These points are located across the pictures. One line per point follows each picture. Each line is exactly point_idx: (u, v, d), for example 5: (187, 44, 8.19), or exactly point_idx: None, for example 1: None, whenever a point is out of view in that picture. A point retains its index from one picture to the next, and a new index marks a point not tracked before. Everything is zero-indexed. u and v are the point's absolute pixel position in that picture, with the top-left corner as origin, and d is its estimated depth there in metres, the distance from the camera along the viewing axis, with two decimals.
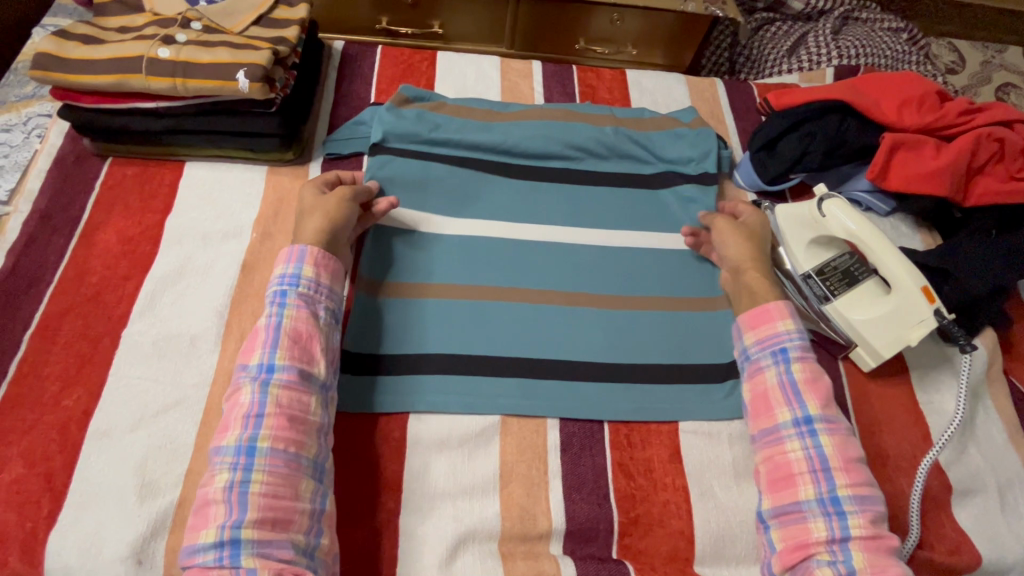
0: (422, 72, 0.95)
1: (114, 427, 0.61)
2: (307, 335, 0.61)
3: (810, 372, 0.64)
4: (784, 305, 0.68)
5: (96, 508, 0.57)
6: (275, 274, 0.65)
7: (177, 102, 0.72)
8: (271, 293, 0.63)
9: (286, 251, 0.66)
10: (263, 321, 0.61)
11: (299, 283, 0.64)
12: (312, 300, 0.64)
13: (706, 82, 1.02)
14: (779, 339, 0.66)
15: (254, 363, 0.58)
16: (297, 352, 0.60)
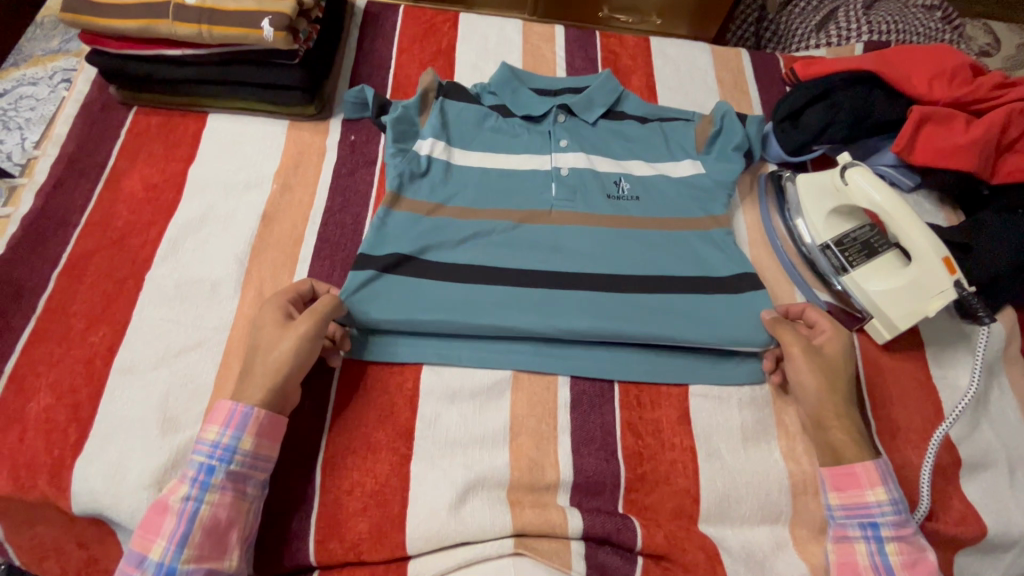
0: (444, 33, 0.94)
1: (138, 364, 0.63)
2: (226, 522, 0.53)
3: (907, 554, 0.57)
4: (877, 468, 0.60)
5: (120, 439, 0.59)
6: (201, 435, 0.55)
7: (202, 51, 0.73)
8: (193, 465, 0.54)
9: (219, 407, 0.56)
10: (176, 502, 0.52)
11: (231, 458, 0.54)
12: (241, 477, 0.55)
13: (731, 52, 1.00)
14: (872, 511, 0.58)
15: (154, 558, 0.51)
16: (206, 547, 0.52)
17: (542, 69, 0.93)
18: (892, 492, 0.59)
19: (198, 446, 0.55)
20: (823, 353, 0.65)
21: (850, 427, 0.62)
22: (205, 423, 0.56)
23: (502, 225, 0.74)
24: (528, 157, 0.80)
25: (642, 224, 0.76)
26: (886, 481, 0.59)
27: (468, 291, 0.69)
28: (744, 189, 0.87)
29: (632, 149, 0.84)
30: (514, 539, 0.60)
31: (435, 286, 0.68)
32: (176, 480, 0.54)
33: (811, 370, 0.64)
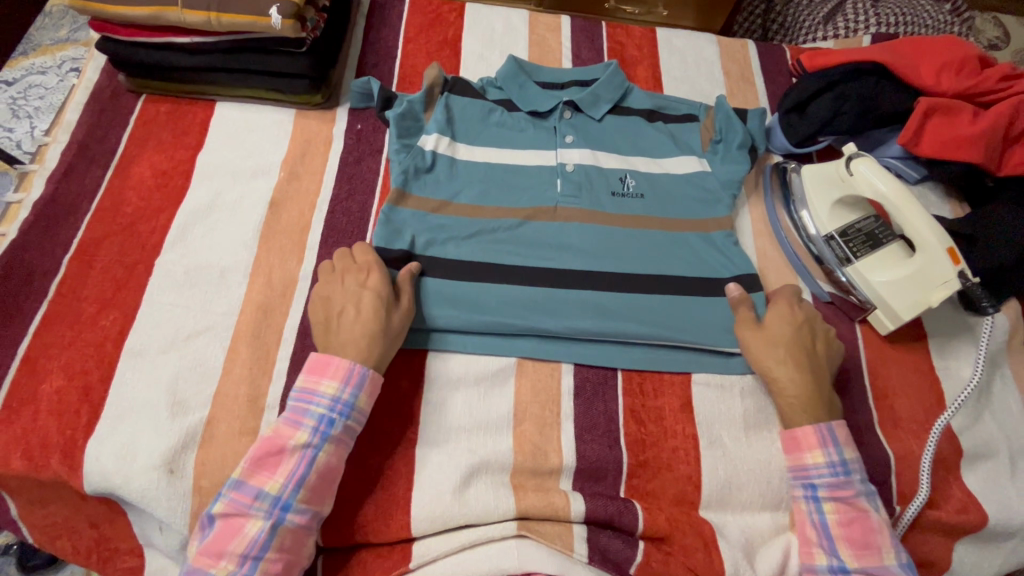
0: (450, 23, 0.94)
1: (147, 347, 0.64)
2: (335, 473, 0.57)
3: (846, 514, 0.60)
4: (818, 432, 0.62)
5: (131, 421, 0.60)
6: (315, 387, 0.58)
7: (210, 38, 0.73)
8: (311, 413, 0.57)
9: (334, 362, 0.59)
10: (295, 444, 0.55)
11: (348, 414, 0.58)
12: (352, 433, 0.58)
13: (737, 43, 1.00)
14: (808, 471, 0.62)
15: (268, 491, 0.54)
16: (318, 492, 0.56)
17: (548, 59, 0.94)
18: (832, 453, 0.62)
19: (316, 394, 0.58)
20: (773, 326, 0.67)
21: (804, 393, 0.64)
22: (318, 375, 0.59)
23: (506, 222, 0.74)
24: (532, 155, 0.80)
25: (648, 222, 0.76)
26: (828, 443, 0.62)
27: (472, 287, 0.69)
28: (749, 186, 0.86)
29: (638, 146, 0.83)
30: (517, 523, 0.60)
31: (439, 283, 0.69)
32: (288, 423, 0.57)
33: (761, 343, 0.66)
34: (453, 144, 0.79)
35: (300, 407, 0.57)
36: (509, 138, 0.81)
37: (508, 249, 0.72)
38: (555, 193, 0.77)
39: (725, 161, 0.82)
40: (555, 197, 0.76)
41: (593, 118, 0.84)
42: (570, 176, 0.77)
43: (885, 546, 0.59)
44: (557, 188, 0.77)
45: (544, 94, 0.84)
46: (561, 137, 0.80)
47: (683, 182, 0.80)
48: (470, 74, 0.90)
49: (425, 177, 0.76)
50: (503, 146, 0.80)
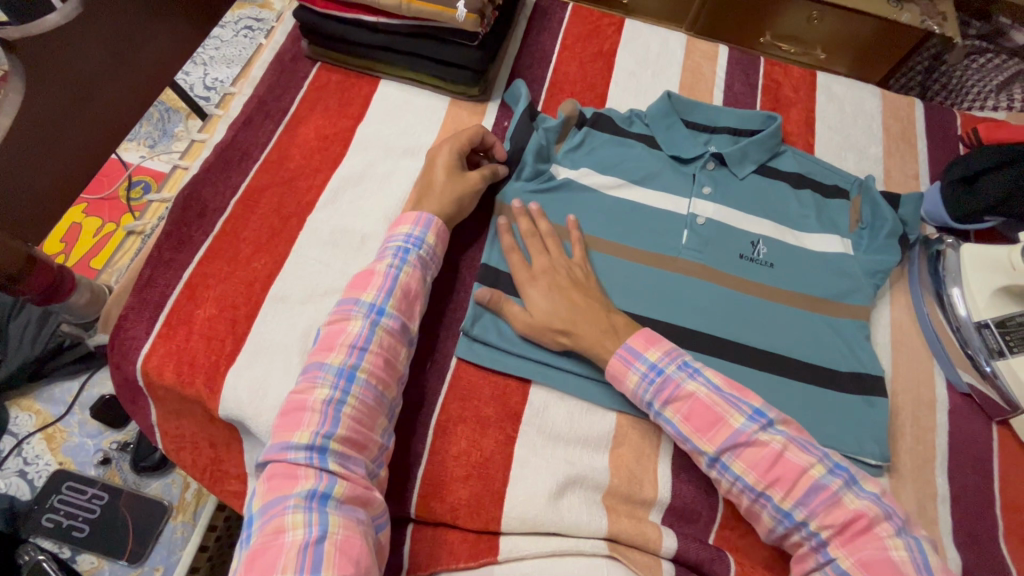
0: (607, 37, 0.96)
1: (289, 296, 0.69)
2: (415, 292, 0.65)
3: (684, 410, 0.59)
4: (620, 354, 0.62)
5: (266, 360, 0.65)
6: (394, 232, 0.68)
7: (394, 20, 0.77)
8: (391, 249, 0.66)
9: (362, 274, 0.64)
10: (382, 269, 0.64)
11: (420, 247, 0.67)
12: (426, 265, 0.67)
13: (903, 100, 0.94)
14: (639, 398, 0.62)
15: (365, 300, 0.61)
16: (403, 308, 0.63)
17: (699, 88, 0.92)
18: (643, 362, 0.61)
19: (392, 238, 0.67)
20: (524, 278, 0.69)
21: (580, 321, 0.64)
22: (394, 227, 0.68)
23: (624, 264, 0.76)
24: (666, 198, 0.81)
25: (773, 295, 0.75)
26: (633, 358, 0.62)
27: None
28: (893, 276, 0.80)
29: (774, 210, 0.81)
30: (607, 543, 0.59)
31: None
32: (308, 381, 0.57)
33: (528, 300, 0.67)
34: (584, 175, 0.81)
35: (315, 368, 0.57)
36: (645, 178, 0.82)
37: (623, 295, 0.74)
38: (680, 244, 0.78)
39: (870, 245, 0.79)
40: (679, 247, 0.78)
41: (736, 175, 0.83)
42: (698, 229, 0.79)
43: (728, 410, 0.58)
44: (682, 239, 0.78)
45: (690, 141, 0.84)
46: (699, 186, 0.81)
47: (819, 259, 0.78)
48: (620, 91, 0.91)
49: (547, 202, 0.79)
50: (635, 184, 0.82)
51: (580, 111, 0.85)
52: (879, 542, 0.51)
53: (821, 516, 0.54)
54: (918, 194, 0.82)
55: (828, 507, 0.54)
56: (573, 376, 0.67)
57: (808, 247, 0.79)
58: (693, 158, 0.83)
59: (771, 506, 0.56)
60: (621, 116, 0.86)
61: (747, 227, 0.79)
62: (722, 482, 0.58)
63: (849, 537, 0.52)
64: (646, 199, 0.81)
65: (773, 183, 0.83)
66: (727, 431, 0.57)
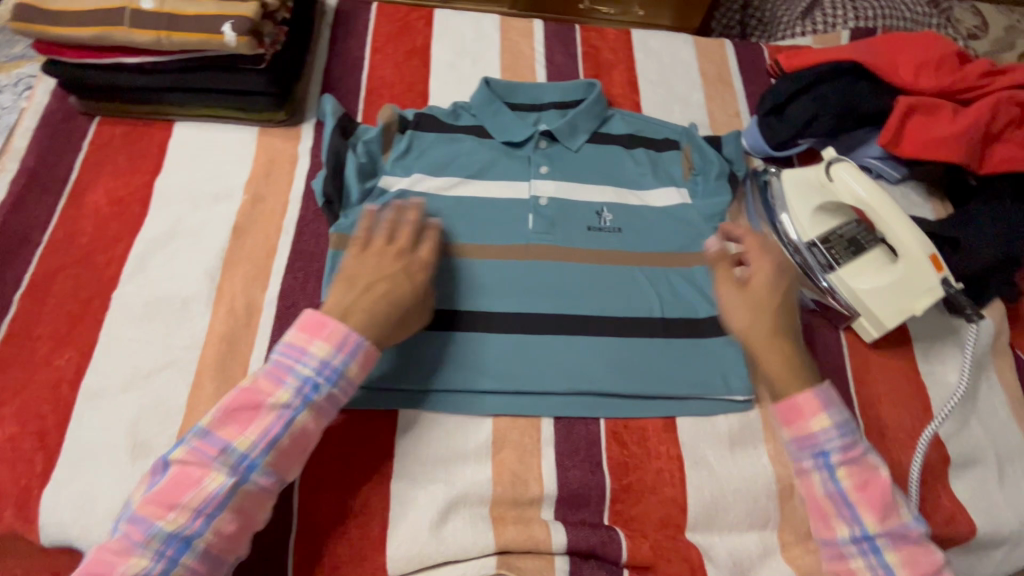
0: (419, 31, 0.92)
1: (106, 388, 0.61)
2: (303, 443, 0.52)
3: (859, 477, 0.56)
4: (818, 396, 0.58)
5: (89, 467, 0.58)
6: (304, 349, 0.53)
7: (161, 57, 0.70)
8: (295, 375, 0.52)
9: (247, 393, 0.51)
10: (273, 403, 0.50)
11: (335, 381, 0.53)
12: (336, 403, 0.53)
13: (714, 43, 0.98)
14: (816, 444, 0.57)
15: (236, 449, 0.49)
16: (282, 465, 0.51)
17: (521, 66, 0.91)
18: (831, 418, 0.57)
19: (302, 359, 0.52)
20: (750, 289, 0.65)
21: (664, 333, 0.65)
22: (304, 338, 0.53)
23: (474, 263, 0.72)
24: (504, 186, 0.79)
25: (624, 260, 0.75)
26: (825, 407, 0.57)
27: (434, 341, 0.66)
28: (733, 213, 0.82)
29: (613, 175, 0.82)
30: (496, 558, 0.58)
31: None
32: (126, 541, 0.46)
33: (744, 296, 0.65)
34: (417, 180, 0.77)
35: (140, 524, 0.46)
36: (482, 171, 0.79)
37: (479, 295, 0.69)
38: (527, 230, 0.75)
39: (706, 189, 0.81)
40: (526, 233, 0.75)
41: (570, 148, 0.82)
42: (541, 211, 0.76)
43: (899, 501, 0.56)
44: (528, 225, 0.75)
45: (518, 123, 0.82)
46: (535, 167, 0.80)
47: (663, 214, 0.79)
48: (441, 85, 0.87)
49: None
50: (471, 178, 0.79)
51: (401, 116, 0.81)
52: (905, 527, 0.55)
53: (861, 482, 0.56)
54: (736, 132, 0.86)
55: (874, 484, 0.56)
56: (439, 394, 0.65)
57: (650, 205, 0.80)
58: (526, 139, 0.82)
59: (816, 445, 0.57)
60: (443, 112, 0.83)
61: (590, 198, 0.79)
62: (862, 565, 0.55)
63: None
64: (485, 191, 0.78)
65: (606, 149, 0.83)
66: (808, 396, 0.58)
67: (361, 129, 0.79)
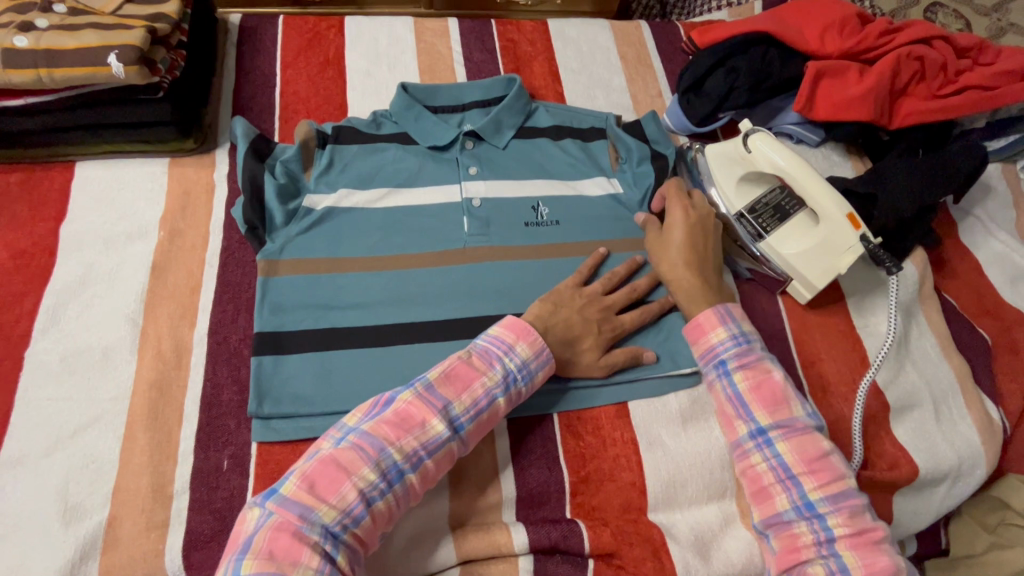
0: (330, 41, 0.89)
1: (28, 453, 0.58)
2: (438, 470, 0.55)
3: (756, 380, 0.61)
4: (715, 313, 0.64)
5: (17, 540, 0.54)
6: (511, 346, 0.59)
7: (47, 96, 0.66)
8: (482, 384, 0.57)
9: (415, 407, 0.53)
10: (449, 412, 0.55)
11: (508, 393, 0.58)
12: (488, 423, 0.58)
13: (631, 26, 0.99)
14: (717, 352, 0.63)
15: (391, 454, 0.51)
16: (400, 499, 0.52)
17: (439, 68, 0.89)
18: (731, 327, 0.63)
19: (436, 389, 0.55)
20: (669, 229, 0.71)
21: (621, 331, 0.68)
22: (512, 338, 0.60)
23: (411, 273, 0.71)
24: (434, 191, 0.77)
25: (564, 252, 0.75)
26: (726, 318, 0.64)
27: (378, 358, 0.65)
28: None
29: (544, 169, 0.81)
30: (458, 569, 0.58)
31: (344, 357, 0.65)
32: (284, 530, 0.47)
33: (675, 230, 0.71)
34: (343, 196, 0.75)
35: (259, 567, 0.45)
36: (411, 178, 0.78)
37: (420, 306, 0.69)
38: (462, 233, 0.74)
39: (636, 174, 0.81)
40: (461, 237, 0.74)
41: (497, 146, 0.81)
42: (475, 213, 0.75)
43: (795, 402, 0.60)
44: (464, 228, 0.74)
45: (441, 125, 0.81)
46: (464, 168, 0.78)
47: (598, 202, 0.79)
48: (358, 94, 0.85)
49: (310, 238, 0.71)
50: (401, 187, 0.77)
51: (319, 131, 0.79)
52: (795, 420, 0.59)
53: (755, 383, 0.60)
54: (652, 111, 0.86)
55: (767, 384, 0.60)
56: None
57: (585, 194, 0.80)
58: (452, 142, 0.80)
59: (715, 355, 0.63)
60: (360, 122, 0.80)
61: (523, 194, 0.78)
62: (783, 499, 0.57)
63: (863, 543, 0.53)
64: (415, 199, 0.76)
65: (535, 143, 0.83)
66: (706, 314, 0.64)
67: (278, 150, 0.76)
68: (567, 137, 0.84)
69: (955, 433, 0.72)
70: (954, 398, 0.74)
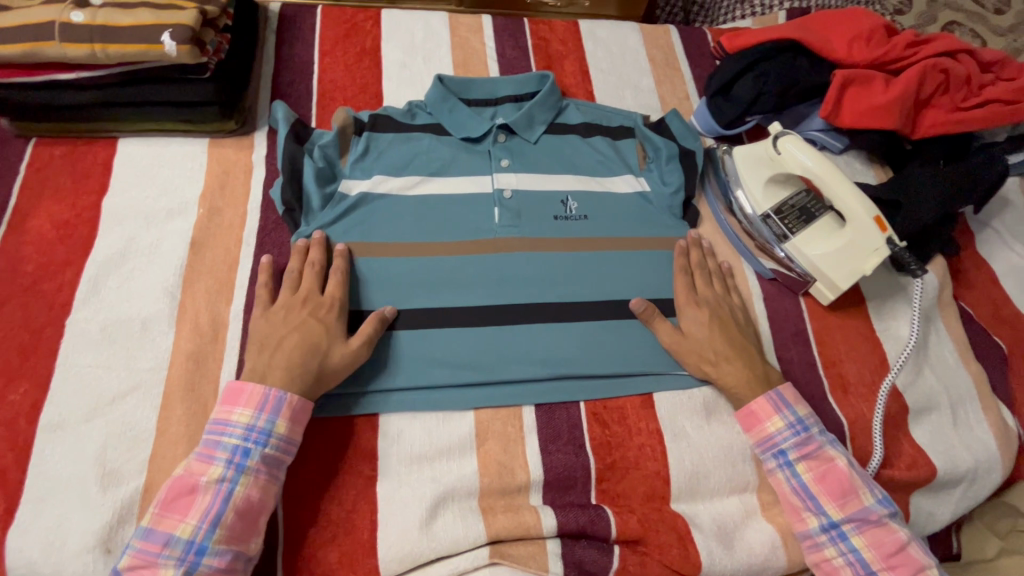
0: (367, 32, 0.91)
1: (68, 418, 0.59)
2: (260, 501, 0.54)
3: (819, 470, 0.61)
4: (768, 399, 0.64)
5: (56, 502, 0.55)
6: (228, 419, 0.56)
7: (99, 71, 0.67)
8: (223, 447, 0.54)
9: (184, 475, 0.54)
10: (208, 482, 0.53)
11: (265, 442, 0.55)
12: (272, 464, 0.56)
13: (660, 30, 1.01)
14: (777, 442, 0.63)
15: (196, 514, 0.52)
16: (238, 529, 0.53)
17: (473, 62, 0.91)
18: (790, 413, 0.63)
19: (227, 431, 0.55)
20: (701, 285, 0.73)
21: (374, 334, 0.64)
22: (224, 409, 0.56)
23: (443, 259, 0.72)
24: (467, 181, 0.78)
25: (592, 245, 0.76)
26: (782, 405, 0.64)
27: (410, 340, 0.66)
28: None
29: (574, 163, 0.82)
30: (488, 549, 0.59)
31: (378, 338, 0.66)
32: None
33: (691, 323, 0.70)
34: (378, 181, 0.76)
35: None
36: (444, 167, 0.79)
37: (452, 291, 0.70)
38: (494, 223, 0.75)
39: (663, 174, 0.82)
40: (493, 227, 0.75)
41: (529, 140, 0.82)
42: (506, 204, 0.76)
43: (861, 488, 0.61)
44: (495, 219, 0.76)
45: (475, 117, 0.82)
46: (496, 160, 0.79)
47: (626, 199, 0.80)
48: (394, 85, 0.87)
49: (346, 222, 0.73)
50: (435, 175, 0.78)
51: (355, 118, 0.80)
52: (868, 511, 0.60)
53: (821, 474, 0.61)
54: (678, 111, 0.87)
55: (833, 474, 0.61)
56: (418, 394, 0.65)
57: (614, 190, 0.81)
58: (485, 134, 0.82)
59: (775, 445, 0.63)
60: (397, 111, 0.82)
61: (554, 187, 0.79)
62: None
63: None
64: (449, 187, 0.78)
65: (565, 139, 0.84)
66: (760, 402, 0.64)
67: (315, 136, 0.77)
68: (597, 134, 0.85)
69: (972, 437, 0.73)
70: (972, 403, 0.75)
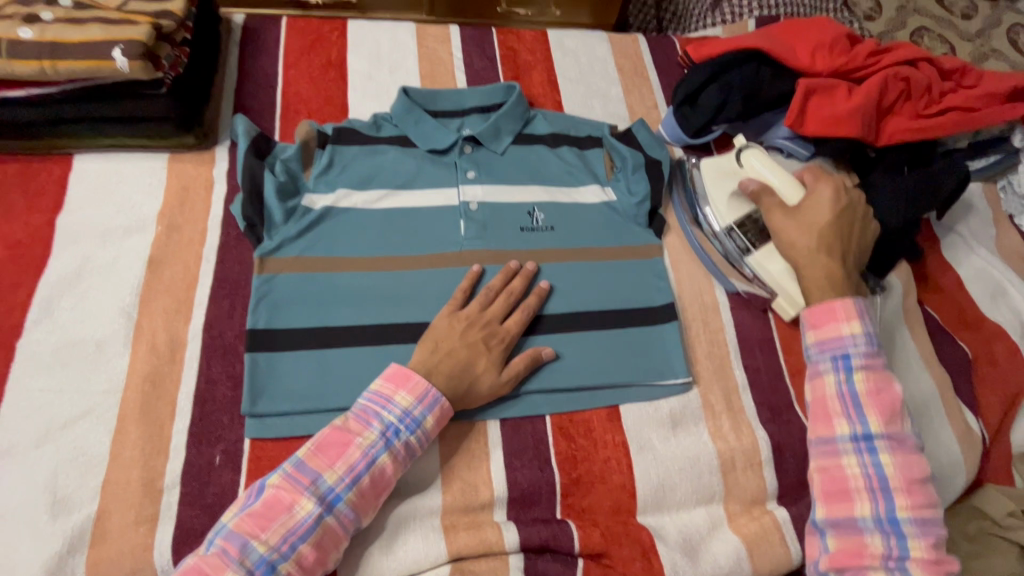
0: (332, 43, 0.90)
1: (18, 444, 0.57)
2: (386, 481, 0.56)
3: (872, 387, 0.62)
4: (855, 306, 0.65)
5: (3, 531, 0.54)
6: (390, 398, 0.57)
7: (50, 88, 0.66)
8: (381, 419, 0.56)
9: (336, 435, 0.55)
10: (362, 443, 0.55)
11: (414, 431, 0.57)
12: (411, 452, 0.58)
13: (628, 39, 1.01)
14: (847, 347, 0.63)
15: (325, 481, 0.53)
16: (367, 496, 0.55)
17: (440, 74, 0.91)
18: (869, 329, 0.64)
19: (387, 408, 0.57)
20: (800, 212, 0.72)
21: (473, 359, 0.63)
22: (390, 389, 0.58)
23: (407, 274, 0.72)
24: (432, 193, 0.78)
25: (558, 257, 0.76)
26: (865, 318, 0.64)
27: (373, 356, 0.66)
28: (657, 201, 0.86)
29: (541, 174, 0.82)
30: (450, 567, 0.58)
31: (340, 355, 0.65)
32: (220, 556, 0.49)
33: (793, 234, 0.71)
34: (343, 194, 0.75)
35: (232, 544, 0.49)
36: (410, 180, 0.78)
37: (416, 306, 0.70)
38: (459, 236, 0.75)
39: (630, 184, 0.82)
40: (458, 239, 0.75)
41: (496, 151, 0.82)
42: (472, 216, 0.76)
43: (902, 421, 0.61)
44: (461, 231, 0.75)
45: (439, 129, 0.82)
46: (462, 172, 0.79)
47: (593, 210, 0.80)
48: (360, 97, 0.86)
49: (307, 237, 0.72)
50: (401, 188, 0.77)
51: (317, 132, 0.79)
52: (903, 436, 0.61)
53: (875, 389, 0.61)
54: (644, 120, 0.88)
55: (887, 393, 0.61)
56: None
57: (581, 201, 0.81)
58: (451, 146, 0.81)
59: (842, 347, 0.63)
60: (360, 124, 0.81)
61: (520, 198, 0.79)
62: (863, 506, 0.58)
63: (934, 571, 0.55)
64: (414, 199, 0.77)
65: (532, 150, 0.84)
66: (846, 304, 0.64)
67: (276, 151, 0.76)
68: (564, 144, 0.85)
69: (936, 442, 0.74)
70: (936, 408, 0.76)
